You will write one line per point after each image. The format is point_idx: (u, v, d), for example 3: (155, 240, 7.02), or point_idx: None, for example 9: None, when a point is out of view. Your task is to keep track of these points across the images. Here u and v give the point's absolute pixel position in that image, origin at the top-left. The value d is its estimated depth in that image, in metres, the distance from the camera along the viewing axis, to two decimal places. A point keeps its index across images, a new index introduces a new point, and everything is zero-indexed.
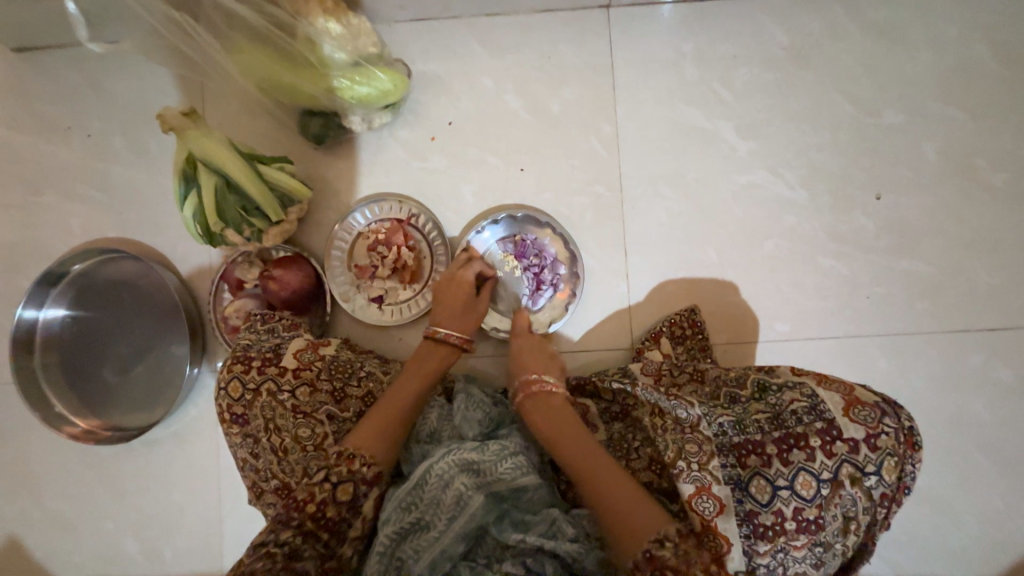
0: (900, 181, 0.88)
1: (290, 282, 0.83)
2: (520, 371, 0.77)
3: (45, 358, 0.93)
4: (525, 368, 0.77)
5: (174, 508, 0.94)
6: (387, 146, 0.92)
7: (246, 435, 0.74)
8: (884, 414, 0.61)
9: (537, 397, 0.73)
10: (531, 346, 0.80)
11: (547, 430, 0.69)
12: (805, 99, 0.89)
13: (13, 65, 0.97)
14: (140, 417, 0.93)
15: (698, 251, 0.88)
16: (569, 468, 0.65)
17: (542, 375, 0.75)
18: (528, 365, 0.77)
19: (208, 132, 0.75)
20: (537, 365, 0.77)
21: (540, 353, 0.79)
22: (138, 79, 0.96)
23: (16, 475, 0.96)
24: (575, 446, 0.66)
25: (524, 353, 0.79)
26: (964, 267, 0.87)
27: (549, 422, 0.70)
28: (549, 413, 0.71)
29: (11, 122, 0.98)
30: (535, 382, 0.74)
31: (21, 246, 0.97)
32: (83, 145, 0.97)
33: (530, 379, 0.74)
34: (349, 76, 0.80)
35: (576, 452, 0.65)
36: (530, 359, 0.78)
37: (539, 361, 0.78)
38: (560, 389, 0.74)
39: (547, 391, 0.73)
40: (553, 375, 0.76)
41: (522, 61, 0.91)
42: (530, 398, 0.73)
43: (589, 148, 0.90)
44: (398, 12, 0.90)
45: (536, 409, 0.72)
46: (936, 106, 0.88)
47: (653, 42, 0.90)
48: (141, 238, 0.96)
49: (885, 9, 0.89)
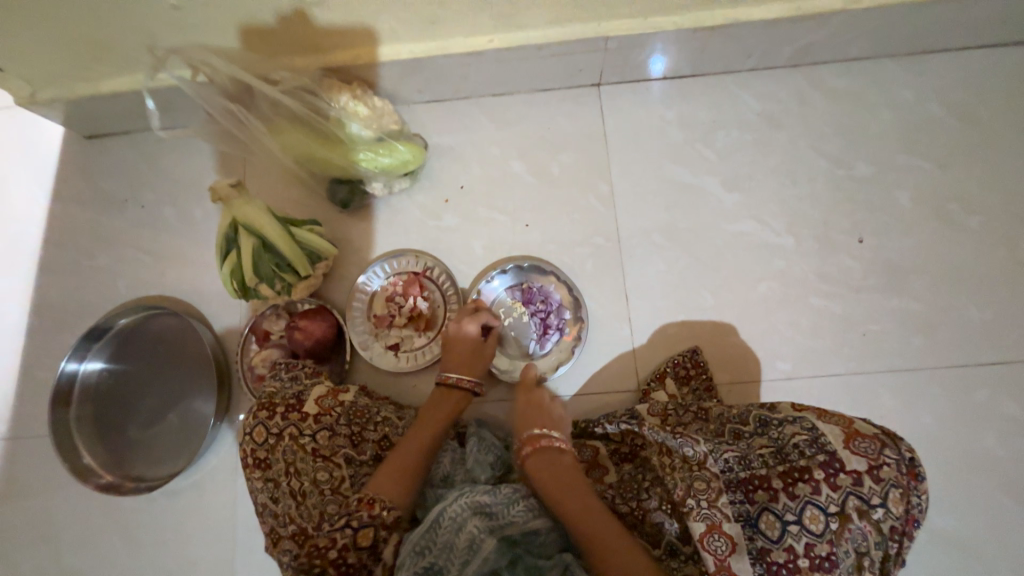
0: (879, 225, 0.94)
1: (313, 331, 0.89)
2: (525, 427, 0.78)
3: (81, 409, 0.99)
4: (532, 424, 0.78)
5: (188, 562, 0.94)
6: (405, 208, 1.02)
7: (267, 479, 0.77)
8: (884, 445, 0.62)
9: (545, 453, 0.73)
10: (532, 402, 0.82)
11: (550, 485, 0.69)
12: (782, 155, 0.98)
13: (85, 150, 1.13)
14: (164, 468, 0.97)
15: (695, 294, 0.94)
16: (568, 519, 0.65)
17: (550, 431, 0.76)
18: (533, 421, 0.78)
19: (251, 200, 0.86)
20: (543, 422, 0.78)
21: (542, 407, 0.81)
22: (189, 158, 1.10)
23: (37, 528, 0.98)
24: (566, 491, 0.68)
25: (528, 409, 0.81)
26: (954, 303, 0.90)
27: (552, 475, 0.70)
28: (554, 469, 0.70)
29: (77, 197, 1.11)
30: (544, 438, 0.75)
31: (71, 306, 1.07)
32: (137, 215, 1.09)
33: (537, 434, 0.75)
34: (373, 150, 0.92)
35: (568, 497, 0.67)
36: (537, 417, 0.79)
37: (545, 418, 0.79)
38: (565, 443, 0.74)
39: (554, 448, 0.73)
40: (560, 432, 0.76)
41: (525, 132, 1.03)
42: (537, 453, 0.73)
43: (587, 205, 0.99)
44: (416, 96, 1.04)
45: (539, 465, 0.71)
46: (904, 158, 0.96)
47: (641, 111, 1.02)
48: (181, 296, 1.05)
49: (845, 78, 1.00)
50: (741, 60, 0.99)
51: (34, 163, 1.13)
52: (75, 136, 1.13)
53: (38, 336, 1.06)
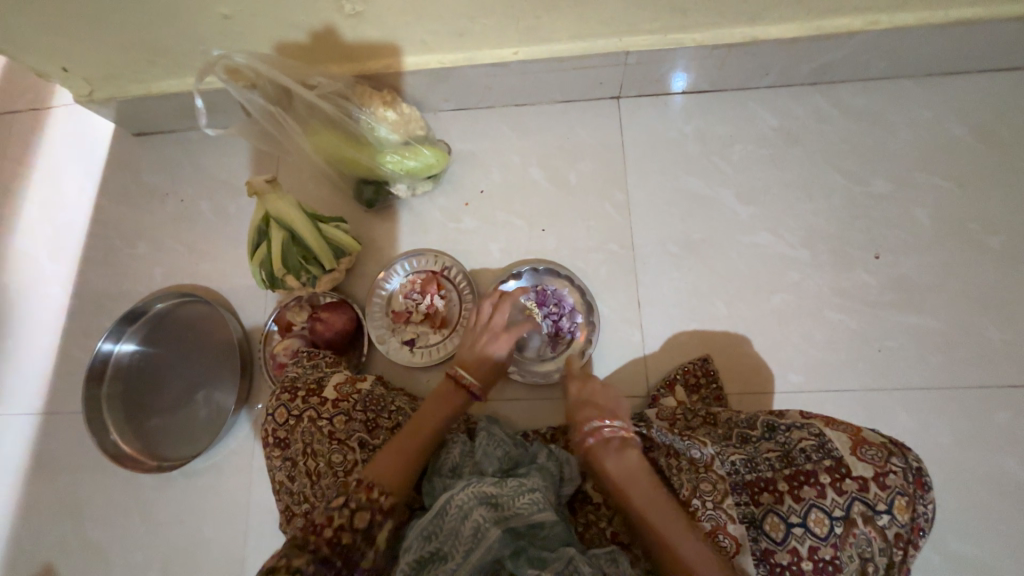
0: (896, 242, 0.94)
1: (335, 323, 0.94)
2: (585, 418, 0.75)
3: (111, 388, 1.04)
4: (591, 413, 0.75)
5: (202, 542, 0.97)
6: (427, 210, 1.06)
7: (286, 458, 0.80)
8: (892, 454, 0.63)
9: (607, 447, 0.70)
10: (584, 392, 0.79)
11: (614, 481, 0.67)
12: (798, 171, 1.00)
13: (132, 147, 1.21)
14: (185, 448, 1.01)
15: (708, 303, 0.95)
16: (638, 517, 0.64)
17: (611, 420, 0.73)
18: (593, 411, 0.75)
19: (283, 195, 0.91)
20: (603, 412, 0.75)
21: (598, 393, 0.78)
22: (226, 156, 1.17)
23: (63, 502, 1.02)
24: (636, 491, 0.65)
25: (583, 399, 0.78)
26: (973, 322, 0.89)
27: (618, 469, 0.68)
28: (620, 462, 0.68)
29: (122, 190, 1.19)
30: (604, 428, 0.72)
31: (109, 291, 1.14)
32: (176, 209, 1.16)
33: (598, 425, 0.72)
34: (400, 153, 0.97)
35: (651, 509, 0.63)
36: (598, 404, 0.76)
37: (605, 408, 0.75)
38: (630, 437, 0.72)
39: (616, 438, 0.71)
40: (621, 420, 0.73)
41: (545, 141, 1.07)
42: (600, 445, 0.70)
43: (603, 213, 1.02)
44: (443, 104, 1.09)
45: (607, 458, 0.69)
46: (923, 177, 0.97)
47: (659, 124, 1.05)
48: (212, 286, 1.10)
49: (863, 98, 1.02)
50: (760, 77, 1.01)
51: (84, 157, 1.22)
52: (125, 133, 1.22)
53: (77, 318, 1.13)
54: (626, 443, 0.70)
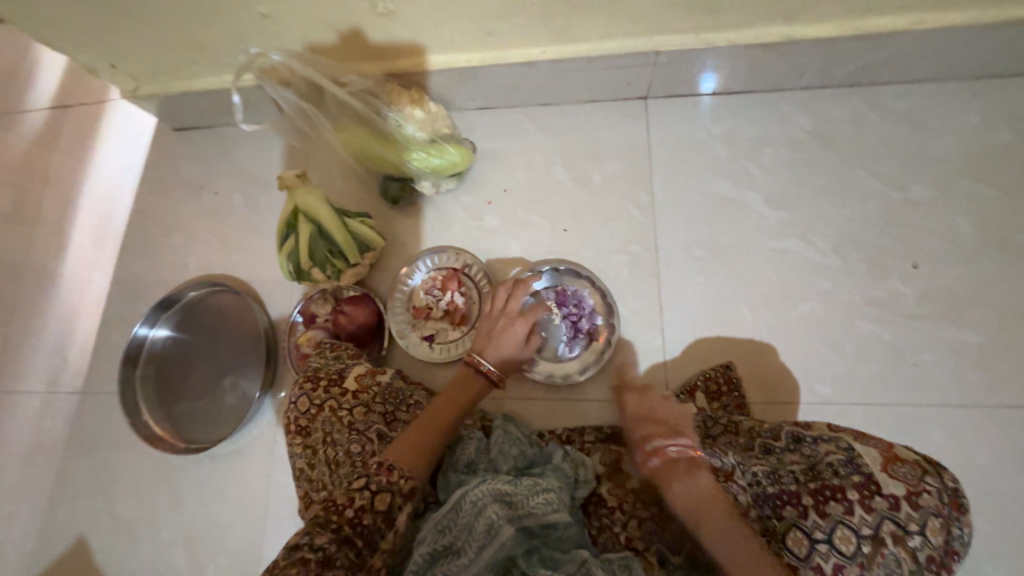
0: (937, 252, 0.90)
1: (358, 317, 0.96)
2: (650, 436, 0.73)
3: (145, 371, 1.09)
4: (654, 432, 0.73)
5: (225, 523, 1.00)
6: (450, 208, 1.07)
7: (306, 446, 0.82)
8: (925, 473, 0.60)
9: (676, 468, 0.67)
10: (644, 409, 0.78)
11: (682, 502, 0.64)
12: (832, 175, 0.96)
13: (172, 141, 1.26)
14: (211, 432, 1.05)
15: (732, 309, 0.93)
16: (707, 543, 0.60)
17: (680, 439, 0.71)
18: (659, 430, 0.74)
19: (312, 189, 0.93)
20: (667, 432, 0.73)
21: (659, 410, 0.77)
22: (259, 152, 1.21)
23: (98, 477, 1.07)
24: (711, 515, 0.61)
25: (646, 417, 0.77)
26: (1018, 338, 0.84)
27: (687, 490, 0.64)
28: (688, 483, 0.65)
29: (161, 182, 1.24)
30: (670, 447, 0.70)
31: (146, 278, 1.19)
32: (210, 201, 1.20)
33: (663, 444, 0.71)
34: (426, 150, 0.98)
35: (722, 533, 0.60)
36: (663, 424, 0.75)
37: (669, 427, 0.74)
38: (700, 456, 0.68)
39: (684, 457, 0.68)
40: (688, 438, 0.71)
41: (570, 141, 1.07)
42: (669, 466, 0.68)
43: (627, 214, 1.01)
44: (469, 103, 1.09)
45: (674, 479, 0.66)
46: (967, 184, 0.92)
47: (686, 125, 1.03)
48: (241, 277, 1.14)
49: (904, 101, 0.97)
50: (794, 78, 0.98)
51: (128, 150, 1.27)
52: (165, 127, 1.27)
53: (116, 303, 1.19)
54: (694, 463, 0.67)
